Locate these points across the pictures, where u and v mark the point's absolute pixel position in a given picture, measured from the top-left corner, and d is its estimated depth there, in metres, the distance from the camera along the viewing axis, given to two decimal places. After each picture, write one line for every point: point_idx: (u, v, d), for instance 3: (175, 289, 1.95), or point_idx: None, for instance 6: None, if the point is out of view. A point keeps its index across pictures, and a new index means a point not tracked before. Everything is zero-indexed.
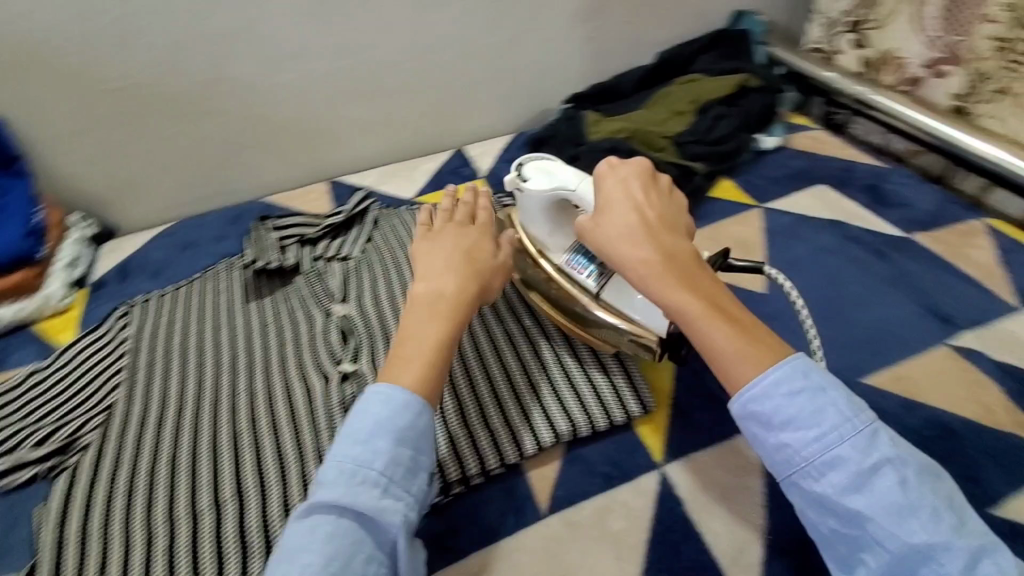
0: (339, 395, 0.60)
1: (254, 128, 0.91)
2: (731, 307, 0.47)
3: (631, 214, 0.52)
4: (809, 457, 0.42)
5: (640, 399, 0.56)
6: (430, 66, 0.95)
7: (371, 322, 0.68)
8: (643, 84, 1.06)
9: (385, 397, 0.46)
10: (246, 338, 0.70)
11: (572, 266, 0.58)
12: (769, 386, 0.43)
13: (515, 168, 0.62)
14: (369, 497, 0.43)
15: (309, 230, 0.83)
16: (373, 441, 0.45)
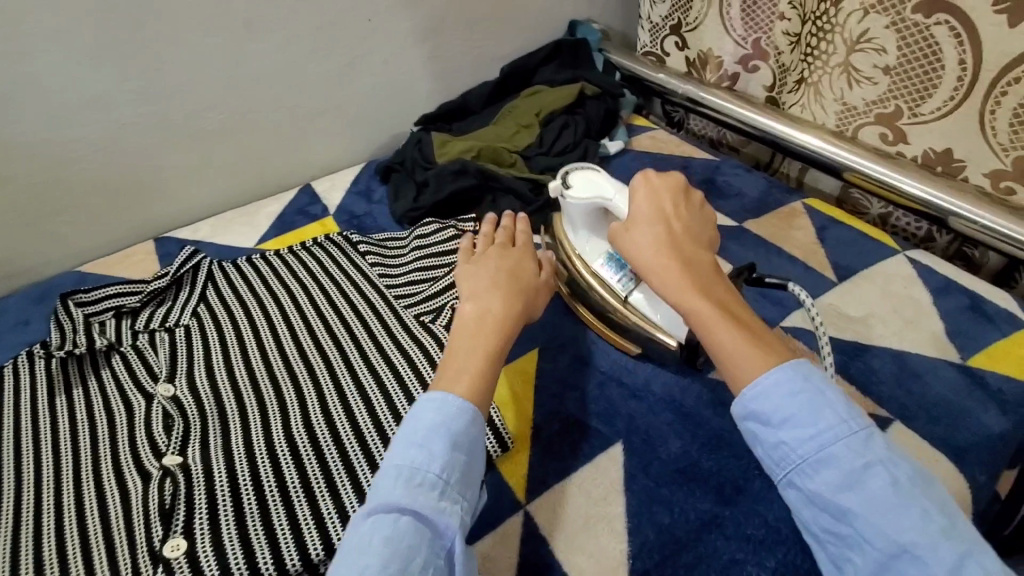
0: (159, 494, 0.52)
1: (47, 193, 0.79)
2: (742, 310, 0.49)
3: (662, 226, 0.55)
4: (805, 456, 0.42)
5: (499, 438, 0.53)
6: (257, 102, 0.88)
7: (200, 398, 0.60)
8: (490, 100, 1.05)
9: (441, 402, 0.47)
10: (43, 442, 0.59)
11: (605, 269, 0.63)
12: (769, 385, 0.44)
13: (563, 175, 0.67)
14: (428, 499, 0.42)
15: (130, 300, 0.73)
16: (430, 445, 0.44)
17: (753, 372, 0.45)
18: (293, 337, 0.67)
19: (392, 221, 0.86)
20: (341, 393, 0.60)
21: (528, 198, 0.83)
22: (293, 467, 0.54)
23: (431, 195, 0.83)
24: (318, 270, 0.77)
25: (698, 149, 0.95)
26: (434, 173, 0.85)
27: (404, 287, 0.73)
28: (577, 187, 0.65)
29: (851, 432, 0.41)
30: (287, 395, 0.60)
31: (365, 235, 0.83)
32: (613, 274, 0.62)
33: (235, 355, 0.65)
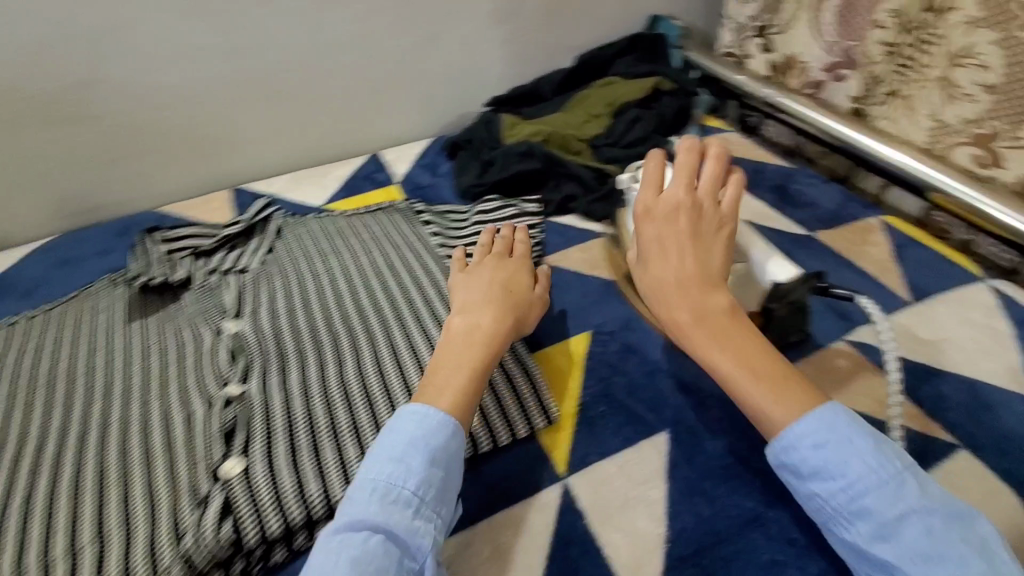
0: (222, 418, 0.54)
1: (141, 134, 0.84)
2: (763, 355, 0.45)
3: (675, 259, 0.49)
4: (838, 507, 0.41)
5: (544, 410, 0.54)
6: (340, 67, 0.91)
7: (265, 338, 0.63)
8: (562, 88, 1.05)
9: (422, 416, 0.46)
10: (121, 361, 0.63)
11: None
12: (795, 440, 0.42)
13: (633, 171, 0.67)
14: (401, 517, 0.41)
15: (204, 241, 0.77)
16: (407, 459, 0.44)
17: (781, 432, 0.43)
18: (352, 292, 0.69)
19: (455, 195, 0.87)
20: (396, 349, 0.61)
21: (592, 186, 0.82)
22: (345, 411, 0.55)
23: (497, 172, 0.84)
24: (379, 233, 0.79)
25: (772, 155, 0.92)
26: (502, 152, 0.86)
27: (461, 258, 0.74)
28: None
29: (881, 481, 0.40)
30: (343, 346, 0.62)
31: (428, 205, 0.85)
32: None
33: (298, 303, 0.68)
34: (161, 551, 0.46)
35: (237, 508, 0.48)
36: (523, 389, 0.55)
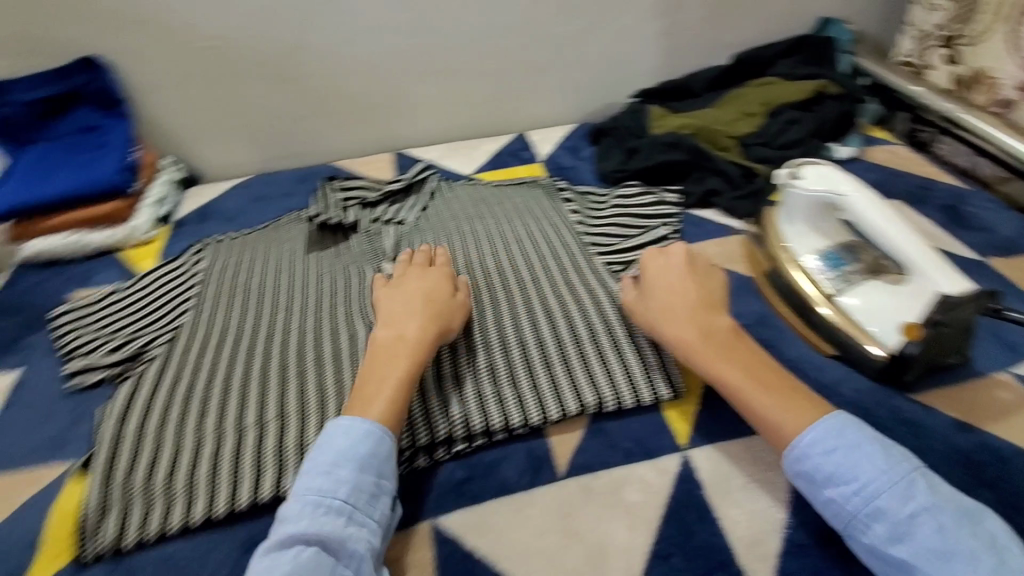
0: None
1: (329, 95, 0.96)
2: (765, 368, 0.50)
3: (672, 288, 0.56)
4: (854, 511, 0.42)
5: (669, 381, 0.56)
6: (501, 50, 0.97)
7: None
8: (714, 85, 1.04)
9: (349, 427, 0.47)
10: (300, 283, 0.73)
11: (818, 266, 0.64)
12: (806, 450, 0.44)
13: (792, 166, 0.66)
14: (332, 525, 0.42)
15: (369, 194, 0.85)
16: (337, 470, 0.45)
17: (790, 438, 0.45)
18: (493, 254, 0.74)
19: (595, 178, 0.90)
20: (532, 308, 0.64)
21: (739, 183, 0.81)
22: (483, 351, 0.59)
23: (642, 160, 0.86)
24: (522, 206, 0.83)
25: (941, 173, 0.86)
26: (648, 141, 0.88)
27: (599, 237, 0.76)
28: (812, 179, 0.64)
29: (890, 483, 0.41)
30: (483, 296, 0.66)
31: (569, 186, 0.88)
32: (824, 272, 0.64)
33: (446, 257, 0.74)
34: None
35: None
36: (651, 361, 0.57)
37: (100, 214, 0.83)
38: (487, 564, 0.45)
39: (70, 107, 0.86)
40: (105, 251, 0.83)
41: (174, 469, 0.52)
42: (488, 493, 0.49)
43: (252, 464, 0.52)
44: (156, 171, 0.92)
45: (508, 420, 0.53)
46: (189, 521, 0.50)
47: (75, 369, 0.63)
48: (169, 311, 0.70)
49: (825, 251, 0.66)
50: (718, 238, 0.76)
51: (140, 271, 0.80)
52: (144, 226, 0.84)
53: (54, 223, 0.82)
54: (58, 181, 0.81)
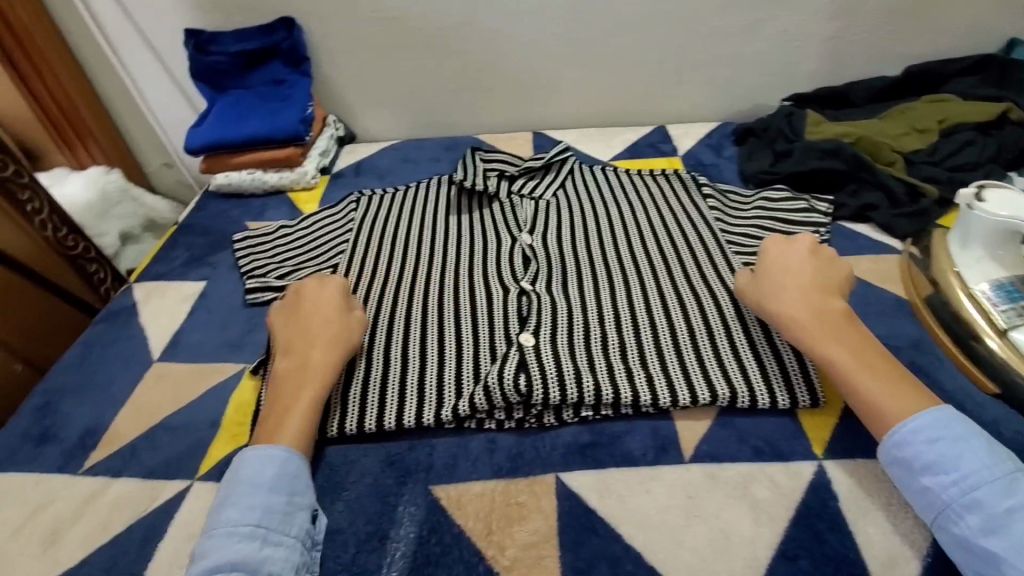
0: (516, 302, 0.65)
1: (483, 71, 1.01)
2: (877, 356, 0.50)
3: (792, 270, 0.56)
4: (949, 500, 0.42)
5: (811, 391, 0.54)
6: (656, 41, 0.97)
7: (553, 255, 0.72)
8: (877, 97, 0.97)
9: (259, 457, 0.47)
10: (443, 240, 0.77)
11: (991, 298, 0.58)
12: (908, 434, 0.45)
13: (975, 186, 0.61)
14: (246, 551, 0.42)
15: (509, 167, 0.88)
16: (246, 498, 0.45)
17: (894, 424, 0.46)
18: (628, 239, 0.74)
19: (737, 179, 0.88)
20: (666, 296, 0.64)
21: (901, 201, 0.76)
22: (615, 330, 0.61)
23: (792, 164, 0.82)
24: (659, 196, 0.82)
25: None
26: (802, 145, 0.84)
27: (741, 235, 0.74)
28: (997, 202, 0.59)
29: (993, 477, 0.41)
30: (616, 279, 0.67)
31: (710, 182, 0.86)
32: (995, 301, 0.58)
33: (580, 236, 0.75)
34: (464, 383, 0.57)
35: (531, 367, 0.56)
36: (792, 365, 0.55)
37: (278, 156, 0.93)
38: (608, 525, 0.47)
39: (265, 60, 0.97)
40: (278, 190, 0.94)
41: None
42: (612, 461, 0.51)
43: (395, 393, 0.56)
44: (324, 126, 1.02)
45: (638, 396, 0.54)
46: (344, 428, 0.54)
47: (251, 286, 0.72)
48: (327, 248, 0.77)
49: (1001, 281, 0.59)
50: (872, 254, 0.72)
51: (304, 212, 0.90)
52: (311, 172, 0.94)
53: (240, 159, 0.94)
54: (249, 124, 0.92)
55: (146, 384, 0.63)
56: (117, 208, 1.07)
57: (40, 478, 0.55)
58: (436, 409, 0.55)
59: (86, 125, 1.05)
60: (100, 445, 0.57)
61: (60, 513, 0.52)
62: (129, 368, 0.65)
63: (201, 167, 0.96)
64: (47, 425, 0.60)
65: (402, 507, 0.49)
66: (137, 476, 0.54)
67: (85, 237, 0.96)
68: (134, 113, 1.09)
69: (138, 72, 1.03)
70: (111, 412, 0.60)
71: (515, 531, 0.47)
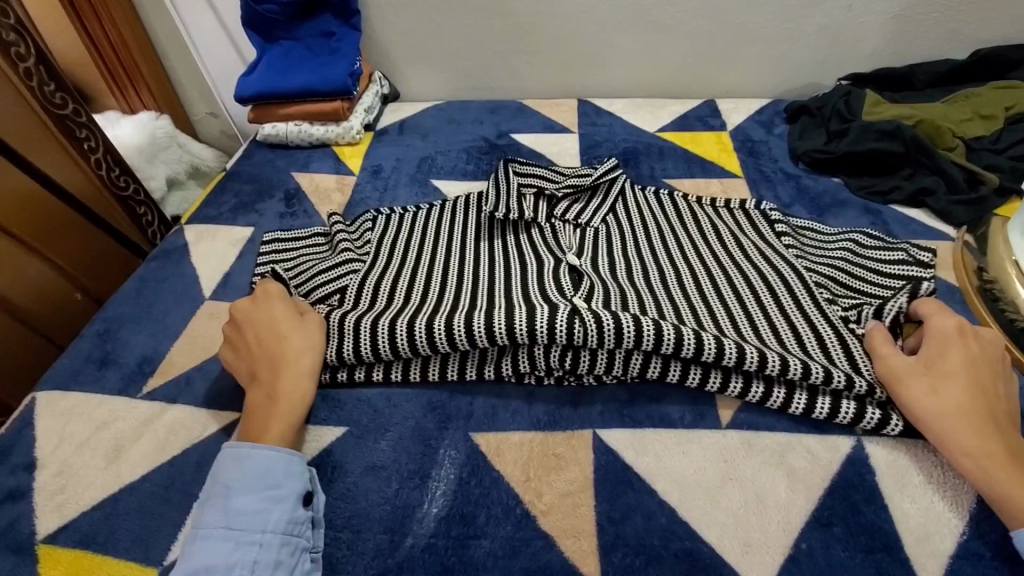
0: (567, 325, 0.52)
1: (533, 34, 1.00)
2: None
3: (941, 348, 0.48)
4: None
5: (883, 410, 0.49)
6: (711, 13, 0.95)
7: (597, 252, 0.69)
8: (944, 80, 0.92)
9: (239, 457, 0.46)
10: (484, 223, 0.75)
11: None
12: None
13: None
14: (220, 555, 0.42)
15: (549, 184, 0.78)
16: (221, 503, 0.44)
17: None
18: (676, 238, 0.70)
19: (786, 156, 0.86)
20: (739, 320, 0.57)
21: (959, 187, 0.73)
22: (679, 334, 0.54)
23: (846, 144, 0.80)
24: (725, 229, 0.71)
25: None
26: (859, 125, 0.81)
27: (830, 255, 0.64)
28: None
29: None
30: (675, 297, 0.61)
31: (782, 213, 0.73)
32: None
33: (638, 261, 0.67)
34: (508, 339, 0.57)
35: None
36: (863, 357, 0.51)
37: (325, 110, 0.94)
38: (644, 480, 0.48)
39: (317, 12, 0.97)
40: (323, 143, 0.95)
41: None
42: (652, 423, 0.52)
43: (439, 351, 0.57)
44: (370, 83, 1.02)
45: (685, 375, 0.53)
46: (390, 375, 0.56)
47: (294, 242, 0.73)
48: (357, 224, 0.76)
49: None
50: (927, 240, 0.70)
51: (348, 166, 0.91)
52: (356, 128, 0.95)
53: (287, 111, 0.95)
54: (299, 76, 0.94)
55: (199, 319, 0.66)
56: (165, 153, 1.09)
57: (103, 399, 0.58)
58: (467, 330, 0.53)
59: (141, 72, 1.07)
60: (158, 372, 0.61)
61: (122, 431, 0.55)
62: (182, 303, 0.68)
63: (249, 115, 0.98)
64: (107, 350, 0.63)
65: (441, 449, 0.51)
66: (191, 403, 0.57)
67: (136, 179, 0.99)
68: (185, 59, 1.10)
69: (192, 20, 1.04)
70: (168, 342, 0.64)
71: (553, 479, 0.48)
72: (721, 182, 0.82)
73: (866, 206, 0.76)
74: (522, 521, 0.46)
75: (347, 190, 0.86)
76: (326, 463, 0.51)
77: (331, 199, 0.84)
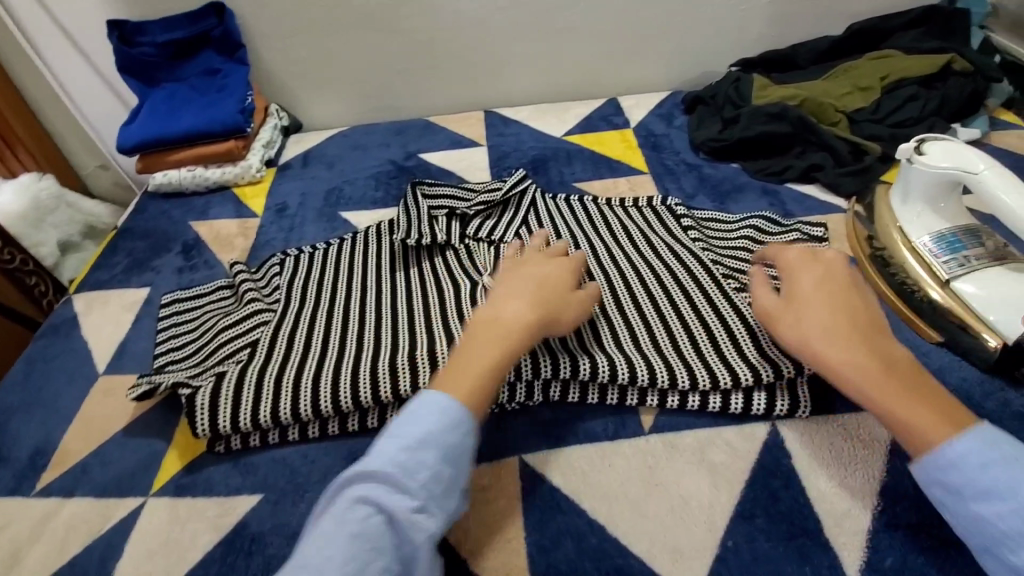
0: None
1: (429, 51, 0.99)
2: (920, 381, 0.41)
3: (796, 271, 0.50)
4: (1007, 531, 0.34)
5: (791, 399, 0.51)
6: (599, 14, 0.96)
7: None
8: (826, 55, 0.96)
9: (442, 408, 0.41)
10: (398, 252, 0.72)
11: (933, 250, 0.59)
12: (953, 455, 0.37)
13: (916, 141, 0.62)
14: (402, 507, 0.37)
15: (460, 204, 0.77)
16: (421, 451, 0.39)
17: (932, 439, 0.38)
18: (591, 242, 0.70)
19: (687, 147, 0.88)
20: (656, 325, 0.57)
21: (845, 160, 0.77)
22: (599, 349, 0.54)
23: (739, 129, 0.83)
24: (634, 230, 0.72)
25: None
26: (749, 110, 0.84)
27: (733, 249, 0.66)
28: (936, 155, 0.59)
29: None
30: None
31: (687, 208, 0.75)
32: (937, 253, 0.59)
33: None
34: (420, 361, 0.54)
35: None
36: (766, 341, 0.53)
37: (217, 150, 0.89)
38: (571, 501, 0.47)
39: (199, 50, 0.93)
40: (221, 186, 0.90)
41: (275, 396, 0.53)
42: (577, 441, 0.51)
43: (348, 391, 0.52)
44: (266, 116, 0.98)
45: (604, 395, 0.54)
46: (306, 433, 0.54)
47: (195, 300, 0.69)
48: (264, 268, 0.72)
49: (943, 231, 0.60)
50: (820, 214, 0.73)
51: (249, 208, 0.87)
52: (255, 165, 0.91)
53: (178, 155, 0.90)
54: (186, 118, 0.89)
55: (94, 398, 0.61)
56: (53, 215, 1.01)
57: None
58: (392, 383, 0.52)
59: (19, 137, 1.00)
60: (51, 465, 0.55)
61: (15, 535, 0.50)
62: (76, 382, 0.63)
63: (138, 166, 0.92)
64: None
65: None
66: (91, 493, 0.53)
67: (21, 249, 0.92)
68: (66, 116, 1.03)
69: (64, 70, 0.97)
70: (61, 428, 0.59)
71: (480, 515, 0.47)
72: (628, 179, 0.84)
73: (765, 188, 0.79)
74: (454, 566, 0.44)
75: (250, 234, 0.81)
76: (243, 536, 0.48)
77: (233, 245, 0.80)
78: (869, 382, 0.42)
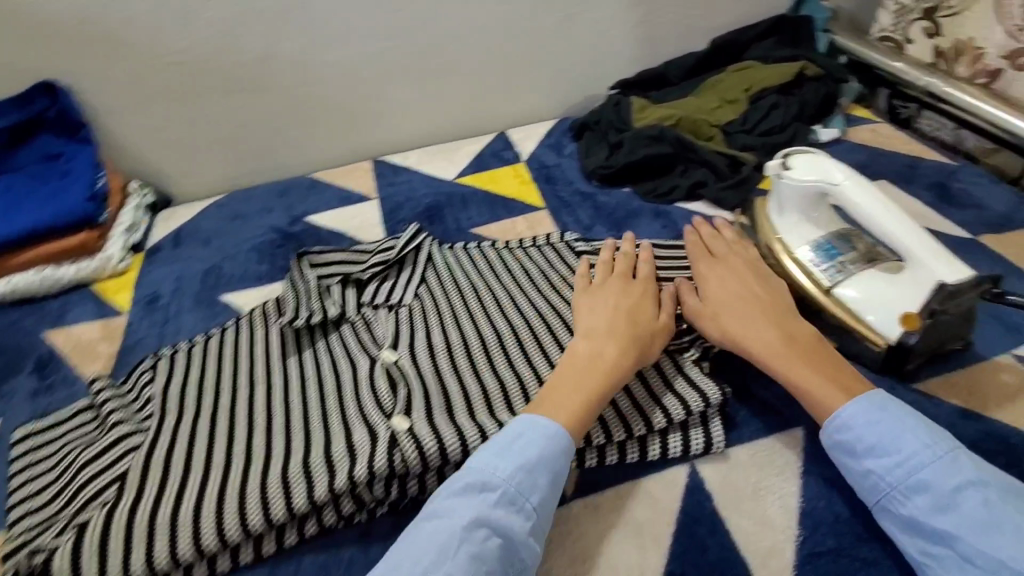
0: (386, 462, 0.48)
1: (301, 106, 0.94)
2: (824, 356, 0.50)
3: (706, 273, 0.58)
4: (893, 483, 0.42)
5: (705, 433, 0.51)
6: (472, 52, 0.95)
7: (408, 333, 0.63)
8: (694, 71, 1.00)
9: (545, 426, 0.46)
10: (288, 335, 0.65)
11: (814, 261, 0.61)
12: (845, 420, 0.45)
13: (780, 157, 0.64)
14: (521, 528, 0.42)
15: (354, 269, 0.71)
16: (536, 474, 0.44)
17: (834, 408, 0.46)
18: (492, 292, 0.68)
19: (580, 175, 0.88)
20: None
21: (724, 174, 0.80)
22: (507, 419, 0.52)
23: (623, 154, 0.84)
24: (535, 272, 0.70)
25: (930, 150, 0.86)
26: (630, 134, 0.85)
27: None
28: (799, 169, 0.62)
29: (935, 458, 0.42)
30: (494, 365, 0.58)
31: (585, 241, 0.74)
32: (817, 263, 0.61)
33: (455, 330, 0.63)
34: (315, 468, 0.48)
35: (404, 441, 0.49)
36: (676, 377, 0.53)
37: (67, 245, 0.80)
38: None
39: (34, 133, 0.84)
40: (76, 284, 0.80)
41: (148, 541, 0.46)
42: None
43: (235, 520, 0.46)
44: (126, 197, 0.89)
45: None
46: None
47: (52, 430, 0.59)
48: (133, 377, 0.63)
49: (818, 240, 0.62)
50: None
51: (114, 306, 0.77)
52: (116, 255, 0.82)
53: (21, 257, 0.78)
54: (24, 213, 0.78)
55: None
56: None
57: None
58: (286, 500, 0.47)
59: None
60: None
61: None
62: None
63: None
64: None
65: None
66: None
67: None
68: None
69: None
70: None
71: None
72: (525, 218, 0.82)
73: (656, 210, 0.80)
74: None
75: (116, 336, 0.72)
76: None
77: (98, 353, 0.70)
78: (781, 361, 0.49)
